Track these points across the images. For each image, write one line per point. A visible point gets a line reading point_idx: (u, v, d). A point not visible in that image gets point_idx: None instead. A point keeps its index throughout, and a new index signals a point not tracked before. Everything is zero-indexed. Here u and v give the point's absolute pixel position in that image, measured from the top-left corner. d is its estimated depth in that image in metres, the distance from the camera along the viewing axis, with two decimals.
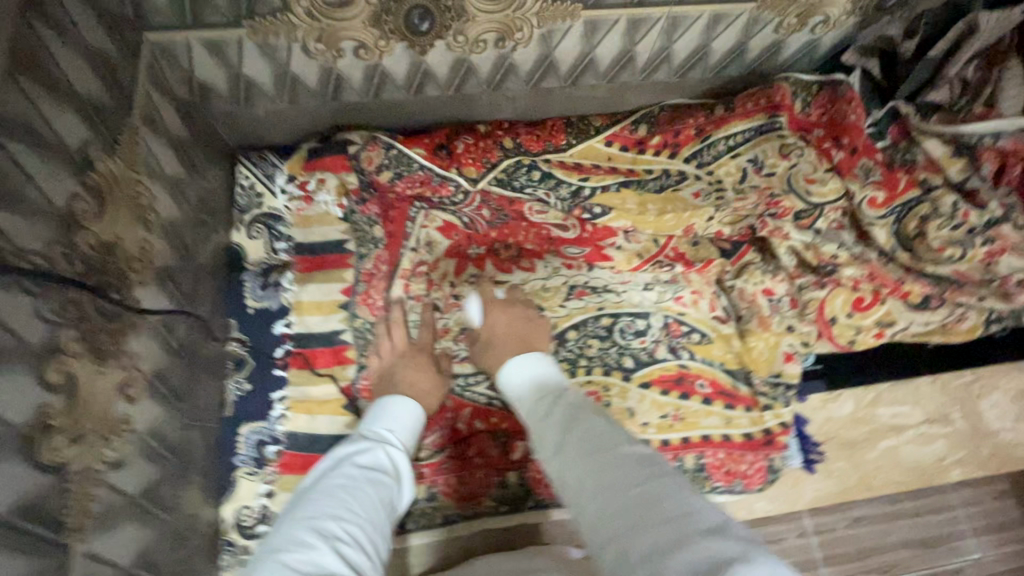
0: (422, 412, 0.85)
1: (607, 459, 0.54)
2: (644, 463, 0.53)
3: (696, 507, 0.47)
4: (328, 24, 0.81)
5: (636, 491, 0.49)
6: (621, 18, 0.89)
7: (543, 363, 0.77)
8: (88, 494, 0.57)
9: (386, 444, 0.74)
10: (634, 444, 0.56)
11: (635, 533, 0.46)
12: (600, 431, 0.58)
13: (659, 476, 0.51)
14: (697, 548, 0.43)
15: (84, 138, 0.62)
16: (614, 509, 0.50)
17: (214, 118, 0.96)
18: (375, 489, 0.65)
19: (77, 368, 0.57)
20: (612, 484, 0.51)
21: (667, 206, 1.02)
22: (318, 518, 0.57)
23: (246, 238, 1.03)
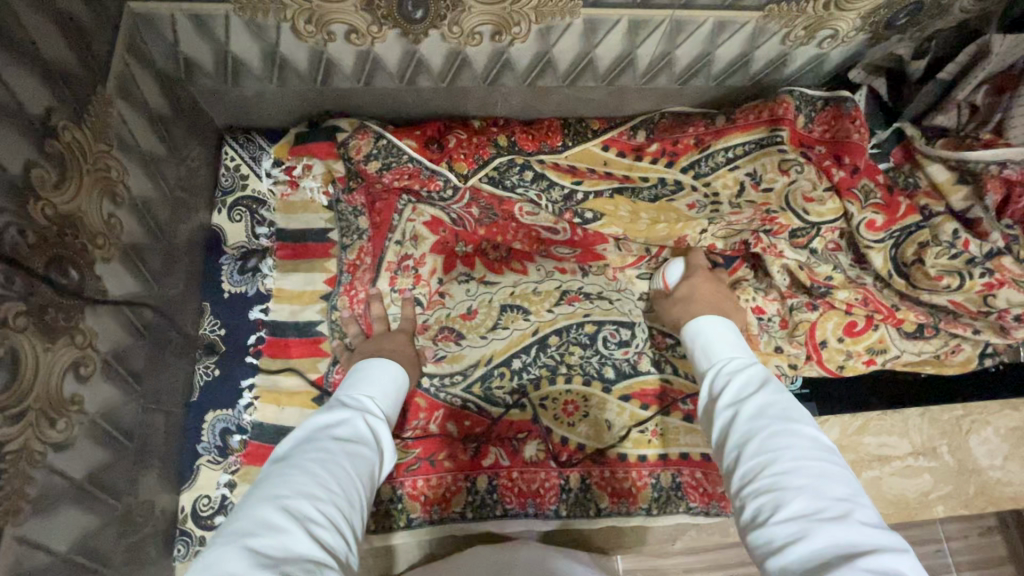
0: (402, 379, 0.81)
1: (791, 427, 0.57)
2: (825, 448, 0.55)
3: (859, 501, 0.50)
4: (318, 6, 0.78)
5: (813, 464, 0.53)
6: (622, 19, 0.85)
7: (730, 330, 0.77)
8: (26, 477, 0.54)
9: (366, 414, 0.69)
10: (814, 425, 0.58)
11: (796, 493, 0.50)
12: (789, 402, 0.60)
13: (833, 463, 0.53)
14: (852, 529, 0.46)
15: (48, 105, 0.60)
16: (775, 467, 0.53)
17: (200, 96, 0.93)
18: (353, 463, 0.61)
19: (22, 343, 0.54)
20: (781, 449, 0.54)
21: (660, 215, 0.99)
22: (286, 496, 0.52)
23: (226, 220, 1.00)
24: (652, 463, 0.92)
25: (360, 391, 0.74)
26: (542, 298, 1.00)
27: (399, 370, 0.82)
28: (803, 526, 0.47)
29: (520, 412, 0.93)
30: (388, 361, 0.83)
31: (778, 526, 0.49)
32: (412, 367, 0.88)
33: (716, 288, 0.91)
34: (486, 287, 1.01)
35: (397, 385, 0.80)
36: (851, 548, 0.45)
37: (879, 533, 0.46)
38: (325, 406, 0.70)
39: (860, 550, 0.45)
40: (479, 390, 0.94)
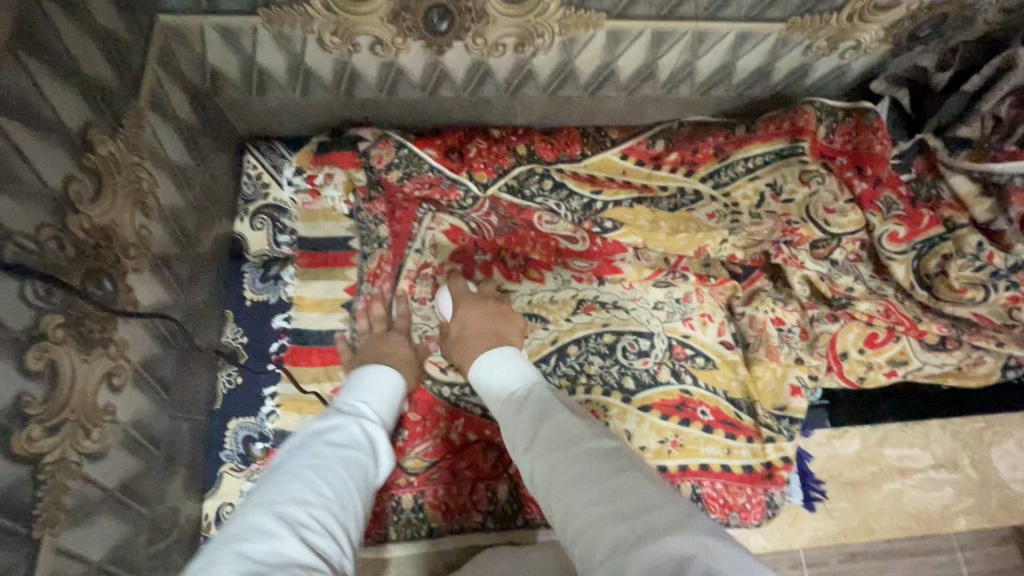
0: (400, 382, 0.82)
1: (568, 457, 0.52)
2: (615, 459, 0.51)
3: (666, 504, 0.46)
4: (345, 18, 0.79)
5: (600, 489, 0.48)
6: (646, 31, 0.86)
7: (516, 359, 0.70)
8: (63, 487, 0.55)
9: (362, 419, 0.70)
10: (586, 442, 0.54)
11: (602, 533, 0.45)
12: (557, 424, 0.57)
13: (627, 472, 0.49)
14: (661, 546, 0.42)
15: (86, 119, 0.61)
16: (581, 508, 0.48)
17: (224, 105, 0.94)
18: (348, 469, 0.61)
19: (62, 354, 0.55)
20: (594, 481, 0.49)
21: (680, 225, 1.00)
22: (280, 502, 0.53)
23: (249, 229, 1.01)
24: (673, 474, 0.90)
25: (359, 395, 0.74)
26: (561, 307, 0.99)
27: (399, 377, 0.82)
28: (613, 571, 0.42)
29: None
30: (381, 362, 0.84)
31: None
32: (410, 370, 0.87)
33: (489, 320, 0.87)
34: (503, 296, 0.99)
35: (395, 388, 0.81)
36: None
37: (686, 540, 0.42)
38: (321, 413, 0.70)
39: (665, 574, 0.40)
40: None
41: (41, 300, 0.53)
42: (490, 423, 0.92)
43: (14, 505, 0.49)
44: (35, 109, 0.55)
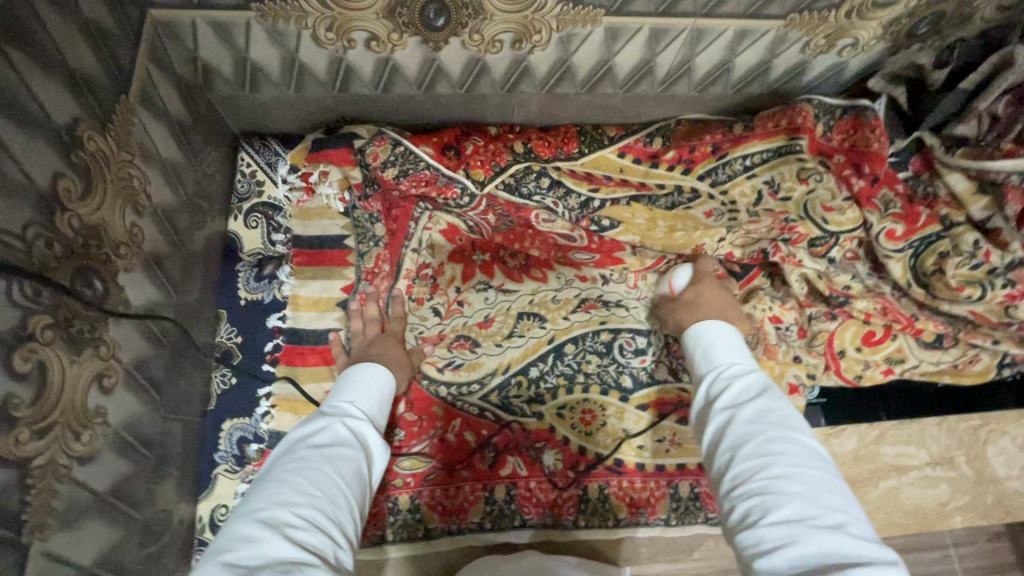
0: (386, 375, 0.80)
1: (787, 434, 0.57)
2: (821, 460, 0.55)
3: (862, 522, 0.50)
4: (339, 13, 0.78)
5: (807, 473, 0.53)
6: (644, 27, 0.85)
7: (737, 336, 0.74)
8: (52, 491, 0.54)
9: (346, 417, 0.69)
10: (809, 432, 0.58)
11: (794, 501, 0.50)
12: (780, 407, 0.60)
13: (832, 478, 0.53)
14: (854, 542, 0.46)
15: (73, 114, 0.59)
16: (780, 475, 0.53)
17: (218, 100, 0.93)
18: (334, 467, 0.60)
19: (49, 356, 0.54)
20: (779, 453, 0.54)
21: (676, 223, 1.00)
22: (263, 508, 0.52)
23: (243, 227, 1.00)
24: (670, 472, 0.92)
25: (341, 397, 0.73)
26: (560, 305, 1.00)
27: (384, 371, 0.81)
28: (794, 532, 0.48)
29: (537, 421, 0.92)
30: (362, 362, 0.82)
31: (770, 529, 0.49)
32: (404, 369, 0.87)
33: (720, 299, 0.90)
34: (504, 295, 1.01)
35: (380, 380, 0.79)
36: (842, 559, 0.45)
37: (876, 550, 0.46)
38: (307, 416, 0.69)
39: (851, 558, 0.45)
40: (497, 397, 0.93)
41: (27, 300, 0.52)
42: (489, 422, 0.91)
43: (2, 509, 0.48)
44: (20, 104, 0.53)
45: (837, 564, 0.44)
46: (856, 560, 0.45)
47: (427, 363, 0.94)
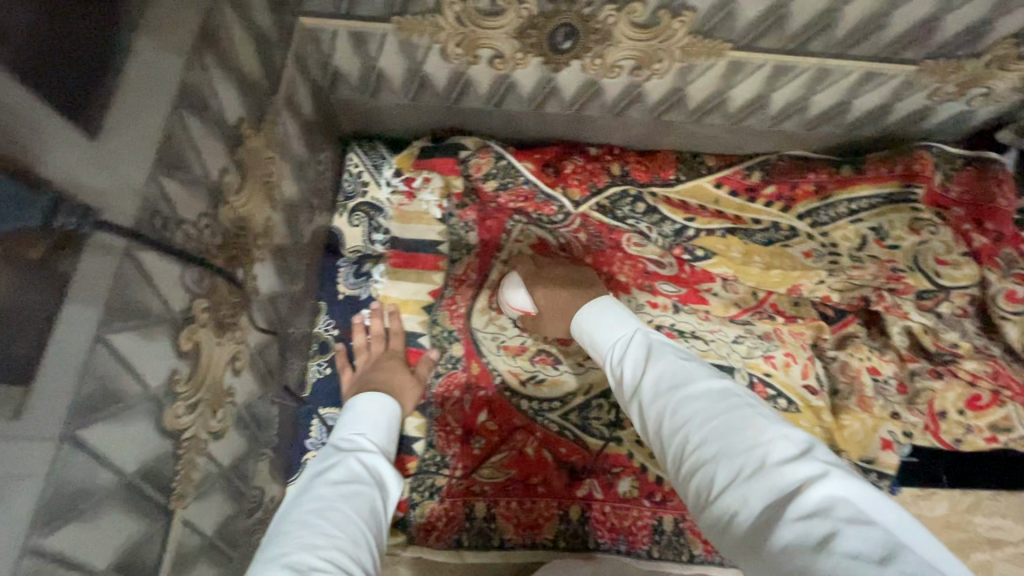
0: (391, 404, 0.86)
1: (686, 396, 0.60)
2: (723, 398, 0.58)
3: (780, 436, 0.53)
4: (471, 31, 0.80)
5: (716, 424, 0.56)
6: (768, 63, 0.84)
7: (616, 306, 0.80)
8: (193, 462, 0.58)
9: (359, 452, 0.75)
10: (704, 377, 0.62)
11: (719, 464, 0.53)
12: (670, 366, 0.64)
13: (739, 408, 0.56)
14: (781, 473, 0.49)
15: (240, 114, 0.64)
16: (699, 442, 0.55)
17: (339, 102, 0.98)
18: (349, 503, 0.66)
19: (203, 337, 0.58)
20: (690, 422, 0.57)
21: (774, 261, 0.99)
22: (290, 551, 0.58)
23: (347, 225, 1.05)
24: None
25: (348, 429, 0.80)
26: None
27: (389, 400, 0.84)
28: (736, 495, 0.50)
29: (615, 446, 0.92)
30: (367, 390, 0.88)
31: (718, 503, 0.51)
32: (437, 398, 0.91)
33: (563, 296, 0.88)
34: None
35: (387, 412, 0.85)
36: (783, 499, 0.48)
37: (803, 467, 0.49)
38: (321, 452, 0.77)
39: (787, 491, 0.48)
40: (577, 418, 0.93)
41: (194, 286, 0.56)
42: (566, 441, 0.92)
43: (160, 477, 0.52)
44: (208, 106, 0.57)
45: (779, 508, 0.47)
46: (793, 493, 0.48)
47: (508, 375, 0.95)
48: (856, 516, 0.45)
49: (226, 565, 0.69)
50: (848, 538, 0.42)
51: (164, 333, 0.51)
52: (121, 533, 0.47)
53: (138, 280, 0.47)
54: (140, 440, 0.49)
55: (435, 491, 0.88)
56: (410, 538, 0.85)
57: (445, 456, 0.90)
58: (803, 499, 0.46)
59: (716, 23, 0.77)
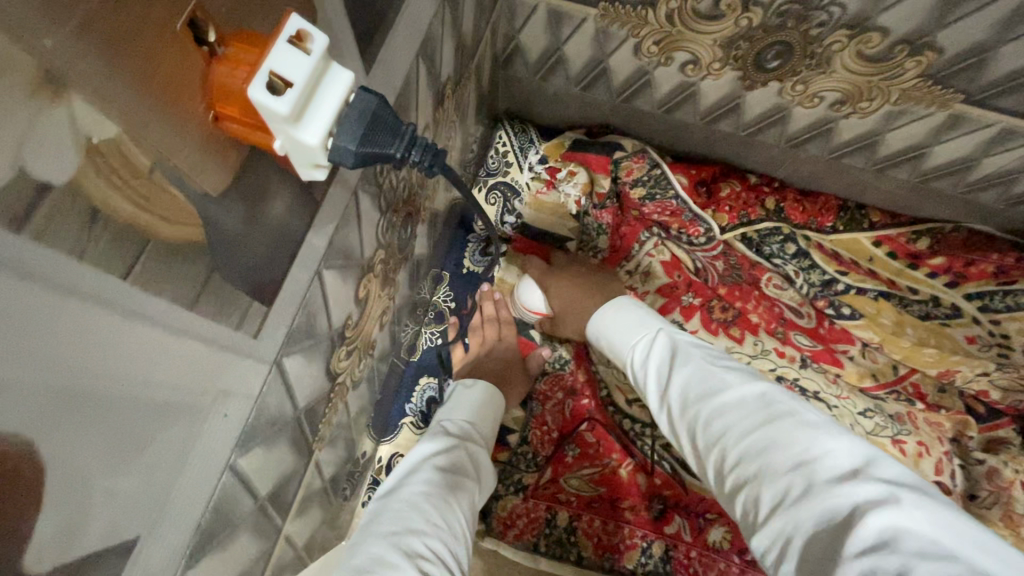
0: (495, 400, 0.81)
1: (716, 405, 0.55)
2: (756, 406, 0.53)
3: (828, 450, 0.47)
4: (677, 31, 0.76)
5: (756, 435, 0.50)
6: (996, 125, 0.75)
7: (638, 306, 0.75)
8: (335, 408, 0.58)
9: (466, 441, 0.72)
10: (738, 384, 0.56)
11: (761, 483, 0.47)
12: (698, 371, 0.59)
13: (782, 415, 0.50)
14: (838, 496, 0.43)
15: (449, 74, 0.63)
16: (736, 459, 0.50)
17: (507, 79, 0.97)
18: (455, 495, 0.62)
19: (373, 287, 0.57)
20: (723, 434, 0.52)
21: (930, 338, 0.92)
22: (397, 532, 0.54)
23: (483, 202, 1.04)
24: None
25: (453, 416, 0.76)
26: None
27: (495, 392, 0.82)
28: (784, 521, 0.44)
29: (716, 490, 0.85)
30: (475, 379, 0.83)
31: (762, 530, 0.45)
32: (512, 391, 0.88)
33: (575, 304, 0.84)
34: None
35: (491, 402, 0.81)
36: (842, 530, 0.41)
37: (858, 487, 0.43)
38: (428, 432, 0.73)
39: (849, 517, 0.41)
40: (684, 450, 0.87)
41: (382, 236, 0.55)
42: (660, 472, 0.87)
43: (316, 418, 0.52)
44: (434, 61, 0.56)
45: (840, 540, 0.41)
46: (850, 521, 0.41)
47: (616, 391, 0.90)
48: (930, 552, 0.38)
49: (325, 509, 0.69)
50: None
51: (354, 280, 0.51)
52: (282, 467, 0.47)
53: (355, 223, 0.46)
54: (316, 377, 0.48)
55: (521, 488, 0.87)
56: (488, 529, 0.84)
57: (536, 457, 0.88)
58: (865, 529, 0.40)
59: (957, 71, 0.69)
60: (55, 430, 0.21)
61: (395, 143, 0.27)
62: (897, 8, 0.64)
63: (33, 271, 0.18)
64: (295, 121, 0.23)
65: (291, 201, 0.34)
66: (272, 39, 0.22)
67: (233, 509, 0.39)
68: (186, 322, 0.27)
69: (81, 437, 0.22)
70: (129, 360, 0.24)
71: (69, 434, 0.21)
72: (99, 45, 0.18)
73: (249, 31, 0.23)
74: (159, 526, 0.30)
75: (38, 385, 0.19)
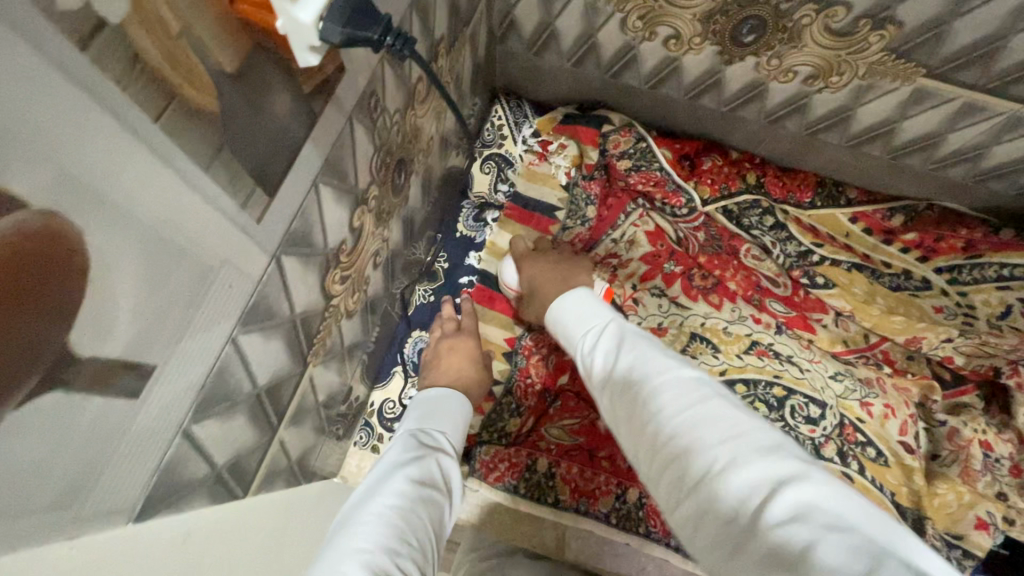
0: (465, 409, 0.81)
1: (652, 386, 0.58)
2: (689, 386, 0.56)
3: (749, 431, 0.50)
4: (659, 6, 0.81)
5: (681, 412, 0.53)
6: (958, 99, 0.80)
7: (591, 298, 0.79)
8: (330, 330, 0.63)
9: (436, 430, 0.73)
10: (676, 366, 0.59)
11: (687, 462, 0.50)
12: (637, 355, 0.63)
13: (708, 396, 0.54)
14: (753, 470, 0.46)
15: (443, 33, 0.69)
16: (665, 437, 0.53)
17: (503, 54, 1.02)
18: (421, 477, 0.64)
19: (367, 221, 0.63)
20: (655, 412, 0.55)
21: (898, 306, 0.97)
22: (370, 512, 0.57)
23: (479, 171, 1.11)
24: None
25: (423, 423, 0.74)
26: (733, 340, 0.99)
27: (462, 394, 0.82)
28: (704, 498, 0.48)
29: None
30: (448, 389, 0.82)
31: (686, 506, 0.49)
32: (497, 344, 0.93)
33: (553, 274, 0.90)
34: (677, 309, 1.02)
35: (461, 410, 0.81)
36: (760, 509, 0.44)
37: (778, 465, 0.46)
38: (396, 441, 0.71)
39: (767, 490, 0.45)
40: None
41: (376, 173, 0.61)
42: None
43: (311, 331, 0.57)
44: (428, 16, 0.62)
45: (757, 516, 0.44)
46: (766, 500, 0.44)
47: None
48: (839, 524, 0.41)
49: (318, 435, 0.75)
50: (832, 554, 0.38)
51: (350, 206, 0.57)
52: (280, 366, 0.52)
53: (351, 149, 0.52)
54: (314, 289, 0.54)
55: (504, 436, 0.92)
56: (472, 470, 0.91)
57: (519, 406, 0.93)
58: (779, 503, 0.43)
59: (917, 44, 0.74)
60: (96, 231, 0.26)
61: (375, 31, 0.34)
62: None
63: (89, 85, 0.23)
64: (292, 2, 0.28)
65: (294, 106, 0.40)
66: None
67: (234, 385, 0.45)
68: (202, 182, 0.32)
69: (114, 250, 0.28)
70: (156, 197, 0.29)
71: (106, 239, 0.27)
72: None
73: None
74: (172, 366, 0.36)
75: (89, 186, 0.25)
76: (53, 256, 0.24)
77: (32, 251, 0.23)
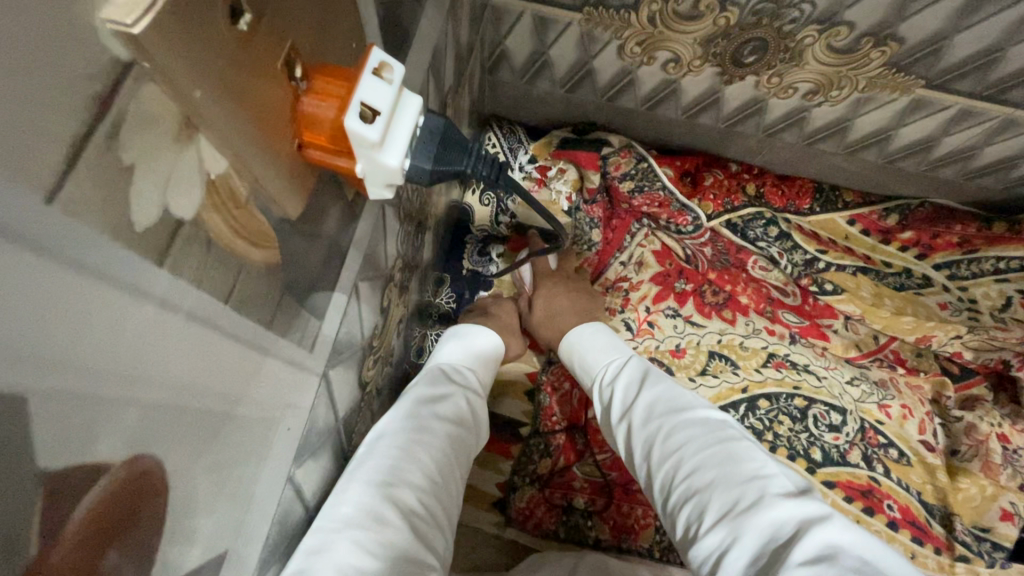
0: (494, 348, 0.78)
1: (683, 421, 0.62)
2: (717, 427, 0.61)
3: (775, 474, 0.55)
4: (659, 32, 0.79)
5: (709, 449, 0.58)
6: (954, 106, 0.81)
7: (608, 331, 0.83)
8: (365, 415, 0.59)
9: (467, 377, 0.70)
10: (703, 407, 0.64)
11: (714, 495, 0.54)
12: (665, 390, 0.67)
13: (736, 439, 0.59)
14: (781, 510, 0.50)
15: (449, 85, 0.65)
16: (693, 471, 0.57)
17: (493, 83, 0.99)
18: (452, 420, 0.61)
19: (394, 295, 0.59)
20: (683, 446, 0.60)
21: (905, 306, 0.99)
22: (402, 439, 0.55)
23: (477, 203, 1.04)
24: None
25: (458, 360, 0.72)
26: (751, 355, 1.00)
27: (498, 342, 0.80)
28: (729, 532, 0.51)
29: None
30: (468, 326, 0.79)
31: (708, 537, 0.52)
32: None
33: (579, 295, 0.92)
34: (692, 328, 1.02)
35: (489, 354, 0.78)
36: (785, 546, 0.47)
37: (803, 505, 0.50)
38: (424, 373, 0.67)
39: (792, 528, 0.49)
40: None
41: (400, 245, 0.57)
42: None
43: (351, 426, 0.53)
44: (440, 76, 0.58)
45: (784, 553, 0.47)
46: (793, 539, 0.47)
47: None
48: None
49: None
50: None
51: (381, 289, 0.53)
52: (325, 474, 0.48)
53: (383, 233, 0.48)
54: (353, 383, 0.50)
55: (536, 479, 0.90)
56: (508, 520, 0.89)
57: (548, 445, 0.91)
58: (808, 542, 0.46)
59: (918, 58, 0.74)
60: (176, 447, 0.22)
61: (465, 160, 0.33)
62: (862, 2, 0.68)
63: (156, 296, 0.19)
64: (380, 145, 0.27)
65: (339, 221, 0.35)
66: (359, 70, 0.26)
67: (291, 518, 0.41)
68: (267, 340, 0.28)
69: (194, 457, 0.24)
70: (230, 377, 0.25)
71: (187, 452, 0.23)
72: (228, 102, 0.20)
73: (328, 63, 0.26)
74: (243, 538, 0.31)
75: (169, 404, 0.21)
76: (134, 502, 0.20)
77: (111, 513, 0.19)
